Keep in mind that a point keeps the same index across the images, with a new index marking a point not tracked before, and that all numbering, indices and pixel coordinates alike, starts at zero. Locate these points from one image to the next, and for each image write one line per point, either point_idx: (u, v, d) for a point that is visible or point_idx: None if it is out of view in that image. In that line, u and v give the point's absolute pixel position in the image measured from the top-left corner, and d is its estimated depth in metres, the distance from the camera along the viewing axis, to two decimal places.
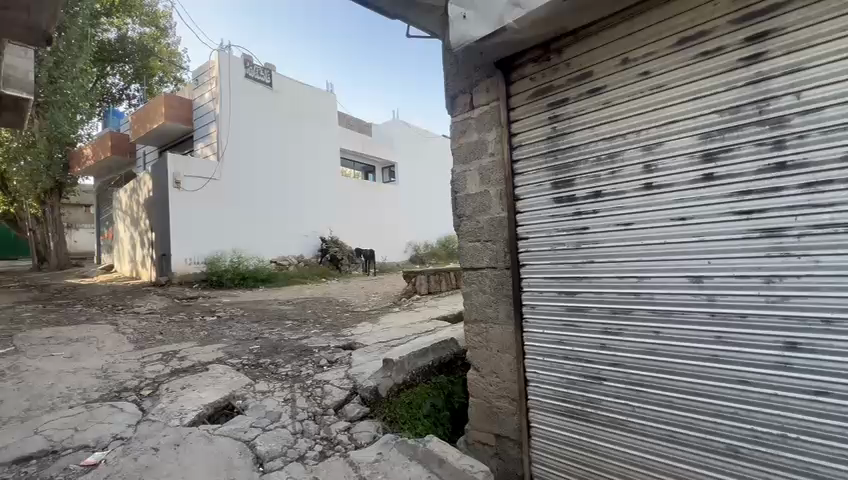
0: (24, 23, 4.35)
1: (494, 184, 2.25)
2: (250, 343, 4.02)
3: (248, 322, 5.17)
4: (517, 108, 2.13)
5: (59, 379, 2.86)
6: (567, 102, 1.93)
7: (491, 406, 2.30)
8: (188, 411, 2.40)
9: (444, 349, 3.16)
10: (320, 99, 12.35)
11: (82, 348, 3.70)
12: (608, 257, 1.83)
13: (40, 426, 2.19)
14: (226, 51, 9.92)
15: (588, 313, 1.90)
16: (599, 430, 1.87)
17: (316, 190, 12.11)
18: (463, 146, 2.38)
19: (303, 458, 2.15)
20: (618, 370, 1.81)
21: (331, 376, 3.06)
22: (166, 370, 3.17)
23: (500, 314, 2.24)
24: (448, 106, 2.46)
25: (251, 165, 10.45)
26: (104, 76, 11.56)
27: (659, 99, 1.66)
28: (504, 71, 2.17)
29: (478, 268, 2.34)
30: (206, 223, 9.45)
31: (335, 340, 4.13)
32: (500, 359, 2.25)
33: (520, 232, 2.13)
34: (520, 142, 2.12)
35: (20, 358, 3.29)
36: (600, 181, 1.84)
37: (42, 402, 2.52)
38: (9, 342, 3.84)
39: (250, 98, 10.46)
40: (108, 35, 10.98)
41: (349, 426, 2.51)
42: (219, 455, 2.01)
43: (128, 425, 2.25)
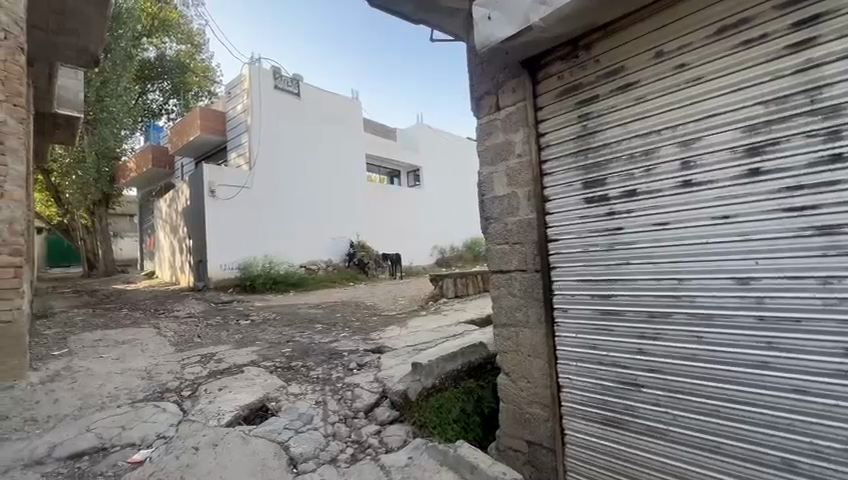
0: (76, 46, 4.89)
1: (522, 186, 2.21)
2: (282, 346, 4.13)
3: (280, 325, 5.31)
4: (544, 108, 2.09)
5: (108, 379, 3.04)
6: (597, 100, 1.88)
7: (522, 412, 2.25)
8: (226, 412, 2.49)
9: (473, 353, 3.10)
10: (347, 108, 12.60)
11: (128, 350, 3.92)
12: (645, 259, 1.75)
13: (91, 424, 2.32)
14: (256, 64, 10.33)
15: (624, 317, 1.83)
16: (637, 439, 1.79)
17: (343, 195, 12.33)
18: (490, 148, 2.36)
19: (335, 461, 2.18)
20: (656, 377, 1.73)
21: (361, 380, 3.09)
22: (204, 372, 3.31)
23: (531, 318, 2.20)
24: (474, 108, 2.45)
25: (280, 173, 10.75)
26: (143, 92, 12.21)
27: (697, 92, 1.59)
28: (531, 71, 2.14)
29: (507, 271, 2.31)
30: (239, 229, 9.81)
31: (364, 344, 4.17)
32: (531, 364, 2.20)
33: (550, 234, 2.09)
34: (549, 142, 2.08)
35: (74, 359, 3.52)
36: (634, 179, 1.77)
37: (93, 401, 2.68)
38: (64, 343, 4.12)
39: (279, 107, 10.78)
40: (147, 54, 11.65)
41: (380, 429, 2.52)
42: (254, 456, 2.07)
43: (170, 424, 2.36)
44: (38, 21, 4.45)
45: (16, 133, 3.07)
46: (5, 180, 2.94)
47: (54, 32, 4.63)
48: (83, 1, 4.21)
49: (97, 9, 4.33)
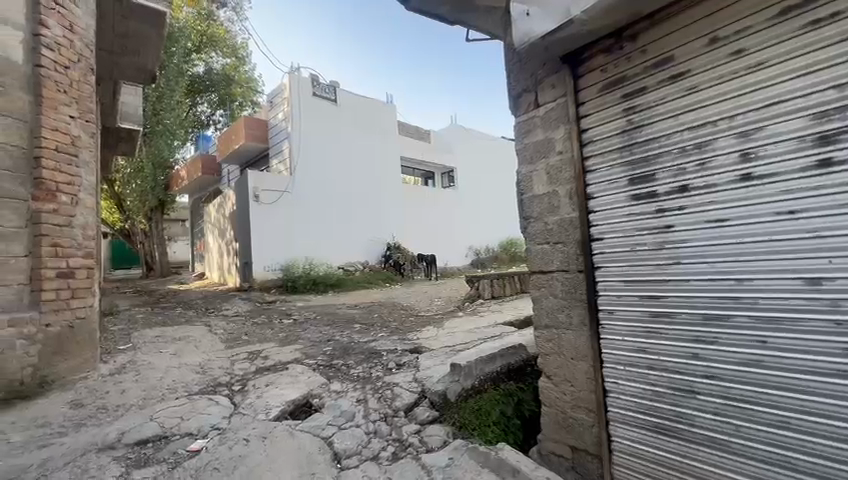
0: (137, 65, 5.31)
1: (563, 184, 2.16)
2: (323, 345, 4.25)
3: (321, 324, 5.49)
4: (586, 103, 2.03)
5: (167, 373, 3.27)
6: (644, 92, 1.80)
7: (565, 416, 2.19)
8: (273, 406, 2.60)
9: (512, 355, 3.09)
10: (382, 112, 12.81)
11: (183, 346, 4.20)
12: (700, 258, 1.65)
13: (154, 414, 2.50)
14: (296, 72, 10.74)
15: (676, 319, 1.73)
16: (693, 449, 1.69)
17: (379, 198, 12.54)
18: (529, 145, 2.32)
19: (377, 458, 2.21)
20: (715, 383, 1.63)
21: (400, 379, 3.13)
22: (252, 368, 3.47)
23: (574, 320, 2.13)
24: (512, 106, 2.42)
25: (318, 177, 11.08)
26: (194, 105, 13.03)
27: (757, 78, 1.49)
28: (572, 65, 2.08)
29: (548, 272, 2.25)
30: (281, 232, 10.22)
31: (402, 344, 4.22)
32: (575, 367, 2.14)
33: (593, 233, 2.02)
34: (591, 137, 2.01)
35: (137, 353, 3.82)
36: (686, 174, 1.68)
37: (155, 392, 2.89)
38: (128, 338, 4.48)
39: (317, 114, 11.14)
40: (197, 69, 12.39)
41: (420, 429, 2.54)
42: (301, 450, 2.14)
43: (223, 417, 2.49)
44: (104, 44, 4.87)
45: (87, 147, 3.35)
46: (79, 190, 3.22)
47: (119, 54, 5.06)
48: (142, 24, 4.55)
49: (154, 29, 4.66)
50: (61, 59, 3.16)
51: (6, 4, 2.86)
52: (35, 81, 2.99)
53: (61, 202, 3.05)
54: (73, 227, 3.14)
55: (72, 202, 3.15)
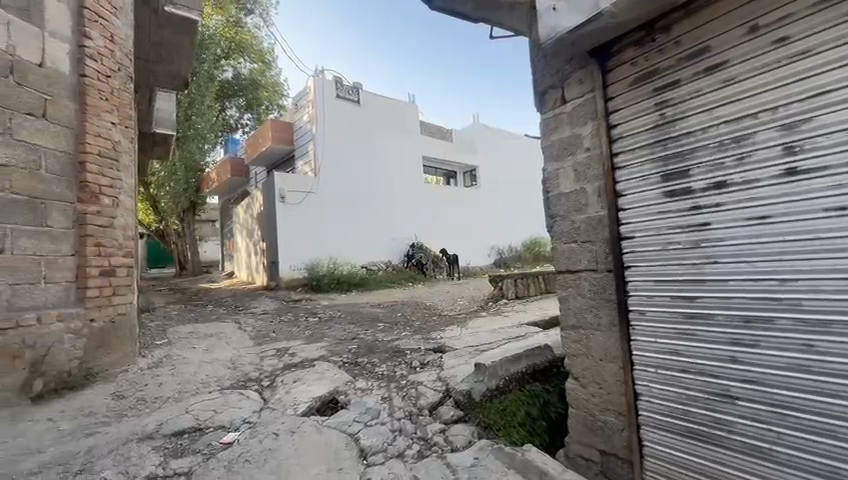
0: (171, 72, 5.54)
1: (591, 181, 2.11)
2: (348, 343, 4.32)
3: (345, 323, 5.58)
4: (616, 98, 1.98)
5: (201, 367, 3.40)
6: (678, 85, 1.74)
7: (593, 419, 2.14)
8: (301, 402, 2.67)
9: (538, 356, 3.06)
10: (404, 113, 12.87)
11: (215, 342, 4.36)
12: (739, 257, 1.58)
13: (189, 407, 2.61)
14: (320, 75, 10.93)
15: (714, 321, 1.66)
16: (731, 457, 1.62)
17: (402, 197, 12.61)
18: (555, 142, 2.28)
19: (403, 455, 2.23)
20: (754, 389, 1.56)
21: (424, 378, 3.13)
22: (280, 364, 3.57)
23: (603, 321, 2.08)
24: (537, 103, 2.39)
25: (342, 178, 11.24)
26: (223, 110, 13.45)
27: (803, 67, 1.41)
28: (600, 60, 2.03)
29: (575, 271, 2.20)
30: (306, 232, 10.44)
31: (425, 343, 4.24)
32: (604, 369, 2.09)
33: (623, 231, 1.96)
34: (621, 133, 1.96)
35: (173, 348, 3.99)
36: (723, 169, 1.61)
37: (189, 386, 3.01)
38: (164, 334, 4.69)
39: (341, 115, 11.31)
40: (226, 74, 12.74)
41: (445, 428, 2.54)
42: (328, 446, 2.18)
43: (253, 411, 2.57)
44: (142, 53, 5.10)
45: (126, 152, 3.52)
46: (119, 192, 3.40)
47: (154, 62, 5.29)
48: (177, 33, 4.74)
49: (187, 37, 4.84)
50: (101, 68, 3.32)
51: (54, 19, 3.03)
52: (79, 90, 3.15)
53: (103, 204, 3.22)
54: (114, 228, 3.32)
55: (113, 204, 3.33)
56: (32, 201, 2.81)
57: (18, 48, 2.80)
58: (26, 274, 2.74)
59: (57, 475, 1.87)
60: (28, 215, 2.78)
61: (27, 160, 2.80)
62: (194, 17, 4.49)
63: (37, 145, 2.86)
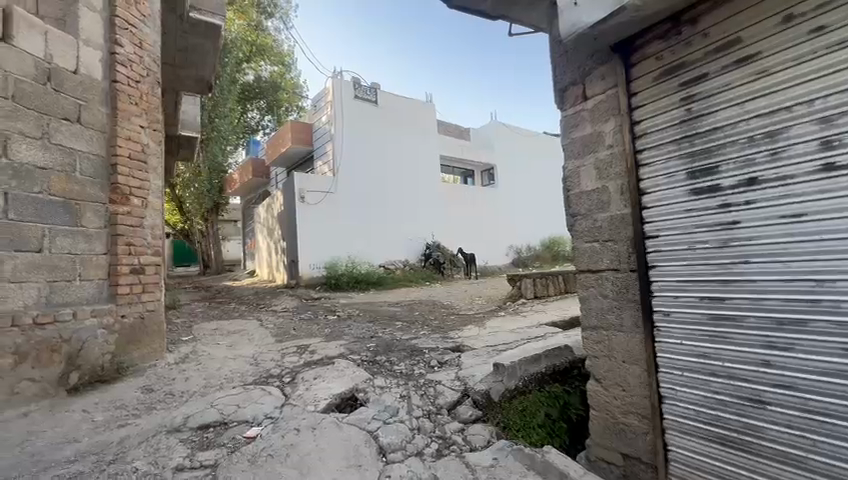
0: (195, 76, 5.71)
1: (613, 179, 2.07)
2: (366, 341, 4.36)
3: (364, 321, 5.62)
4: (639, 93, 1.93)
5: (224, 363, 3.49)
6: (705, 79, 1.68)
7: (615, 422, 2.10)
8: (321, 399, 2.71)
9: (557, 357, 3.01)
10: (421, 112, 12.88)
11: (238, 339, 4.47)
12: (772, 256, 1.52)
13: (214, 401, 2.68)
14: (338, 76, 11.05)
15: (743, 323, 1.61)
16: (763, 464, 1.56)
17: (419, 197, 12.62)
18: (576, 140, 2.24)
19: (421, 454, 2.24)
20: (788, 394, 1.50)
21: (443, 377, 3.13)
22: (301, 361, 3.63)
23: (626, 322, 2.04)
24: (557, 100, 2.35)
25: (360, 178, 11.33)
26: (245, 112, 13.75)
27: (840, 58, 1.36)
28: (623, 55, 1.99)
29: (597, 271, 2.16)
30: (325, 231, 10.58)
31: (443, 342, 4.23)
32: (627, 371, 2.04)
33: (647, 230, 1.91)
34: (645, 129, 1.91)
35: (198, 344, 4.11)
36: (754, 165, 1.55)
37: (214, 381, 3.10)
38: (189, 330, 4.84)
39: (359, 116, 11.41)
40: (248, 77, 13.01)
41: (463, 427, 2.53)
42: (348, 442, 2.21)
43: (275, 406, 2.63)
44: (168, 58, 5.26)
45: (154, 154, 3.66)
46: (148, 193, 3.53)
47: (179, 66, 5.46)
48: (202, 38, 4.88)
49: (211, 42, 4.97)
50: (131, 74, 3.44)
51: (88, 28, 3.16)
52: (112, 95, 3.29)
53: (133, 205, 3.35)
54: (143, 228, 3.45)
55: (143, 205, 3.46)
56: (69, 202, 2.94)
57: (57, 57, 2.92)
58: (63, 272, 2.87)
59: (93, 463, 1.96)
60: (66, 215, 2.91)
61: (64, 163, 2.92)
62: (216, 22, 4.61)
63: (72, 148, 2.98)
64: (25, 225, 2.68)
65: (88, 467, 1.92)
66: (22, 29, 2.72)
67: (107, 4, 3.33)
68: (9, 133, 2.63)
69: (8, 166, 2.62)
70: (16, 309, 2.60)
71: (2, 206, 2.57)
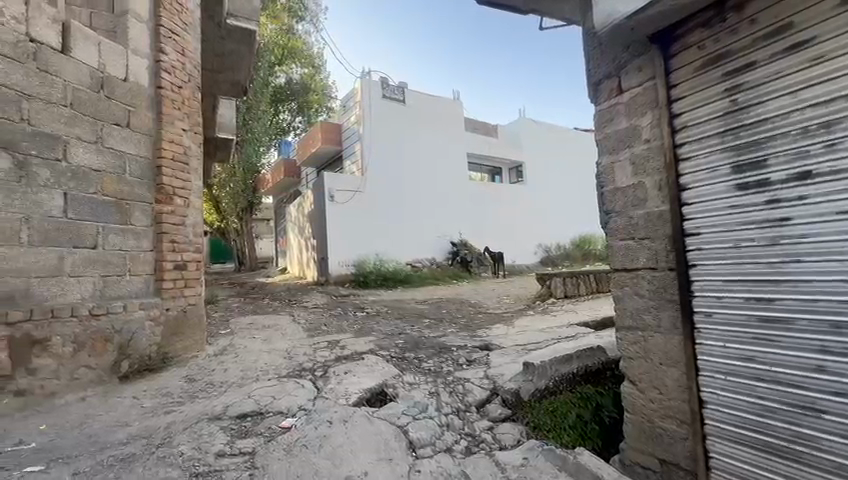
0: (232, 80, 5.95)
1: (651, 174, 2.00)
2: (394, 338, 4.41)
3: (392, 318, 5.69)
4: (679, 85, 1.86)
5: (260, 356, 3.64)
6: (753, 68, 1.60)
7: (651, 426, 2.03)
8: (352, 393, 2.77)
9: (590, 357, 2.96)
10: (449, 110, 12.82)
11: (272, 333, 4.63)
12: (827, 255, 1.43)
13: (251, 391, 2.79)
14: (367, 77, 11.19)
15: (794, 327, 1.52)
16: (817, 476, 1.47)
17: (447, 195, 12.60)
18: (611, 135, 2.18)
19: (451, 450, 2.25)
20: (844, 402, 1.41)
21: (471, 375, 3.12)
22: (332, 356, 3.72)
23: (664, 323, 1.96)
24: (591, 94, 2.30)
25: (388, 177, 11.43)
26: (278, 114, 14.16)
27: None
28: (662, 45, 1.91)
29: (633, 269, 2.09)
30: (354, 229, 10.77)
31: (472, 340, 4.22)
32: (664, 373, 1.97)
33: (687, 227, 1.84)
34: (685, 122, 1.83)
35: (235, 337, 4.30)
36: (807, 158, 1.47)
37: (251, 373, 3.23)
38: (227, 324, 5.07)
39: (387, 115, 11.51)
40: (280, 80, 13.40)
41: (492, 426, 2.53)
42: (379, 435, 2.25)
43: (309, 398, 2.71)
44: (207, 63, 5.50)
45: (195, 156, 3.84)
46: (190, 193, 3.71)
47: (218, 72, 5.71)
48: (238, 44, 5.07)
49: (246, 47, 5.15)
50: (174, 80, 3.63)
51: (136, 38, 3.36)
52: (157, 101, 3.48)
53: (176, 204, 3.54)
54: (186, 226, 3.64)
55: (185, 204, 3.64)
56: (119, 202, 3.13)
57: (108, 66, 3.12)
58: (115, 267, 3.07)
59: (143, 446, 2.09)
60: (117, 214, 3.11)
61: (115, 165, 3.12)
62: (252, 28, 4.79)
63: (122, 151, 3.18)
64: (83, 224, 2.88)
65: (138, 450, 2.04)
66: (78, 42, 2.93)
67: (152, 15, 3.53)
68: (68, 138, 2.83)
69: (67, 168, 2.82)
70: (75, 301, 2.80)
71: (63, 205, 2.78)
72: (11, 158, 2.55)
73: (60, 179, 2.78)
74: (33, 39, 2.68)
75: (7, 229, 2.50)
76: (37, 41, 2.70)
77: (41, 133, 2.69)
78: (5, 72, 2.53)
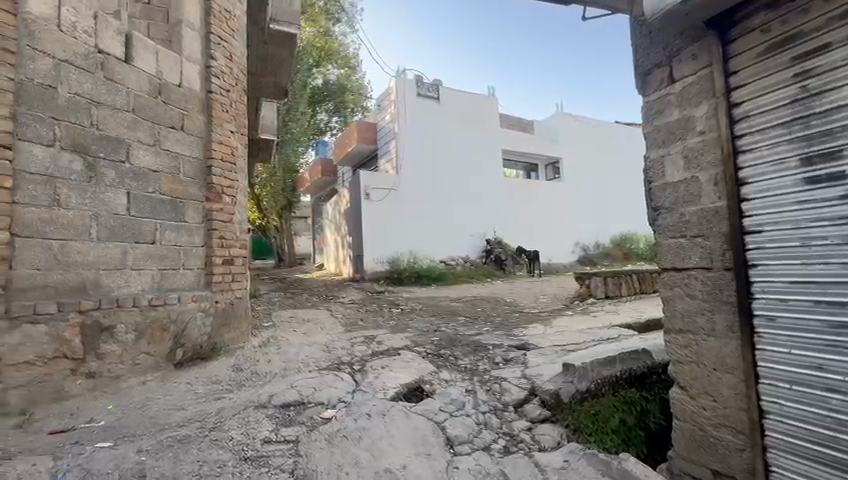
0: (274, 82, 6.20)
1: (705, 169, 1.88)
2: (430, 334, 4.44)
3: (426, 315, 5.72)
4: (739, 72, 1.74)
5: (301, 349, 3.76)
6: (826, 51, 1.47)
7: (703, 435, 1.92)
8: (389, 387, 2.81)
9: (635, 360, 2.84)
10: (484, 106, 12.64)
11: (311, 327, 4.79)
12: None
13: (293, 382, 2.90)
14: (402, 76, 11.26)
15: None
16: None
17: (482, 192, 12.46)
18: (661, 127, 2.07)
19: (489, 449, 2.24)
20: None
21: (508, 375, 3.08)
22: (369, 351, 3.80)
23: (718, 327, 1.85)
24: (639, 85, 2.19)
25: (422, 175, 11.47)
26: (315, 115, 14.55)
27: None
28: (719, 30, 1.79)
29: (683, 269, 1.98)
30: (389, 227, 10.90)
31: (508, 340, 4.16)
32: (719, 380, 1.86)
33: (747, 225, 1.72)
34: (746, 112, 1.72)
35: (277, 330, 4.48)
36: None
37: (293, 364, 3.36)
38: (269, 317, 5.29)
39: (421, 114, 11.56)
40: (317, 82, 13.74)
41: (531, 426, 2.48)
42: (416, 430, 2.28)
43: (348, 391, 2.78)
44: (250, 67, 5.75)
45: (242, 156, 4.03)
46: (236, 192, 3.91)
47: (261, 74, 5.95)
48: (279, 47, 5.26)
49: (287, 50, 5.33)
50: (223, 83, 3.83)
51: (189, 46, 3.56)
52: (207, 104, 3.68)
53: (224, 202, 3.74)
54: (234, 223, 3.84)
55: (232, 202, 3.84)
56: (175, 200, 3.35)
57: (165, 73, 3.33)
58: (171, 261, 3.28)
59: (197, 429, 2.22)
60: (173, 212, 3.32)
61: (171, 166, 3.33)
62: (293, 31, 4.93)
63: (177, 153, 3.38)
64: (143, 220, 3.10)
65: (193, 433, 2.18)
66: (139, 51, 3.15)
67: (203, 23, 3.73)
68: (130, 141, 3.05)
69: (130, 170, 3.04)
70: (136, 292, 3.02)
71: (126, 203, 3.00)
72: (83, 161, 2.78)
73: (124, 179, 3.00)
74: (101, 51, 2.91)
75: (80, 225, 2.74)
76: (105, 52, 2.93)
77: (107, 137, 2.91)
78: (77, 81, 2.77)
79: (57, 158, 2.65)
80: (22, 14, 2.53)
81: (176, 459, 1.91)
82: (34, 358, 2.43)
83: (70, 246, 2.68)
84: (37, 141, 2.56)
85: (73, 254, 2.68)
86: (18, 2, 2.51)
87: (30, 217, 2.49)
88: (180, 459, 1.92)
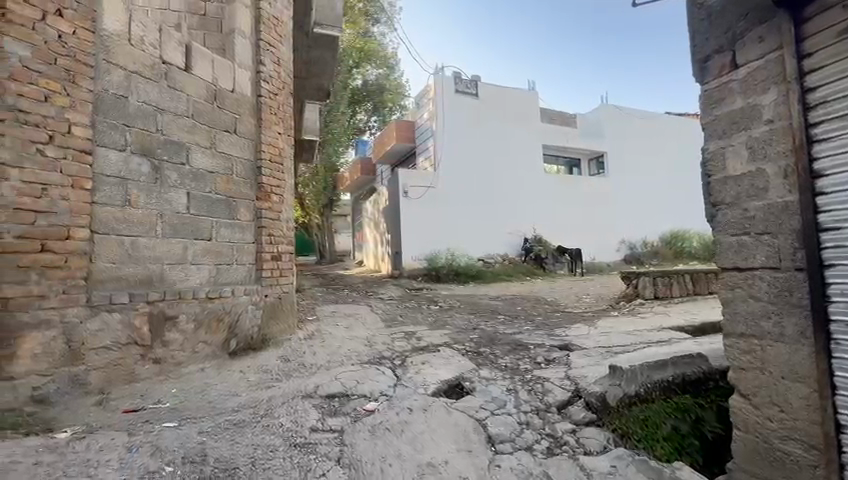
0: (318, 84, 6.40)
1: (772, 160, 1.74)
2: (469, 332, 4.42)
3: (465, 313, 5.70)
4: (813, 55, 1.61)
5: (343, 342, 3.88)
6: None
7: (770, 448, 1.78)
8: (430, 383, 2.85)
9: (689, 365, 2.71)
10: (524, 101, 12.36)
11: (353, 322, 4.92)
12: None
13: (337, 374, 3.00)
14: (440, 73, 11.25)
15: None
16: None
17: (521, 189, 12.22)
18: (722, 118, 1.93)
19: (531, 449, 2.20)
20: None
21: (551, 375, 3.01)
22: (409, 346, 3.85)
23: (788, 332, 1.70)
24: (696, 72, 2.05)
25: (460, 172, 11.42)
26: (355, 115, 14.86)
27: None
28: (790, 9, 1.66)
29: (747, 268, 1.84)
30: (426, 224, 10.97)
31: (550, 340, 4.06)
32: (787, 389, 1.72)
33: (823, 221, 1.59)
34: (824, 97, 1.59)
35: (321, 324, 4.66)
36: None
37: (336, 357, 3.48)
38: (313, 311, 5.52)
39: (460, 111, 11.51)
40: (357, 82, 13.98)
41: (575, 429, 2.41)
42: (457, 426, 2.29)
43: (389, 385, 2.84)
44: (296, 71, 5.98)
45: (288, 157, 4.21)
46: (284, 191, 4.09)
47: (306, 77, 6.16)
48: (323, 50, 5.42)
49: (330, 52, 5.48)
50: (271, 87, 4.01)
51: (242, 53, 3.76)
52: (258, 108, 3.88)
53: (274, 201, 3.94)
54: (281, 221, 4.03)
55: (281, 201, 4.04)
56: (229, 200, 3.56)
57: (220, 79, 3.54)
58: (225, 256, 3.50)
59: (251, 414, 2.37)
60: (227, 210, 3.53)
61: (225, 168, 3.54)
62: (335, 34, 5.05)
63: (230, 155, 3.60)
64: (201, 218, 3.32)
65: (247, 418, 2.32)
66: (197, 60, 3.37)
67: (254, 31, 3.93)
68: (190, 145, 3.28)
69: (190, 171, 3.27)
70: (195, 285, 3.25)
71: (186, 203, 3.23)
72: (150, 164, 3.03)
73: (184, 180, 3.23)
74: (166, 61, 3.15)
75: (148, 223, 2.98)
76: (168, 62, 3.16)
77: (171, 141, 3.16)
78: (144, 91, 3.01)
79: (128, 161, 2.89)
80: (99, 31, 2.78)
81: (233, 441, 2.05)
82: (111, 343, 2.68)
83: (139, 243, 2.92)
84: (113, 146, 2.81)
85: (142, 249, 2.93)
86: (96, 19, 2.76)
87: (105, 216, 2.74)
88: (237, 442, 2.05)
